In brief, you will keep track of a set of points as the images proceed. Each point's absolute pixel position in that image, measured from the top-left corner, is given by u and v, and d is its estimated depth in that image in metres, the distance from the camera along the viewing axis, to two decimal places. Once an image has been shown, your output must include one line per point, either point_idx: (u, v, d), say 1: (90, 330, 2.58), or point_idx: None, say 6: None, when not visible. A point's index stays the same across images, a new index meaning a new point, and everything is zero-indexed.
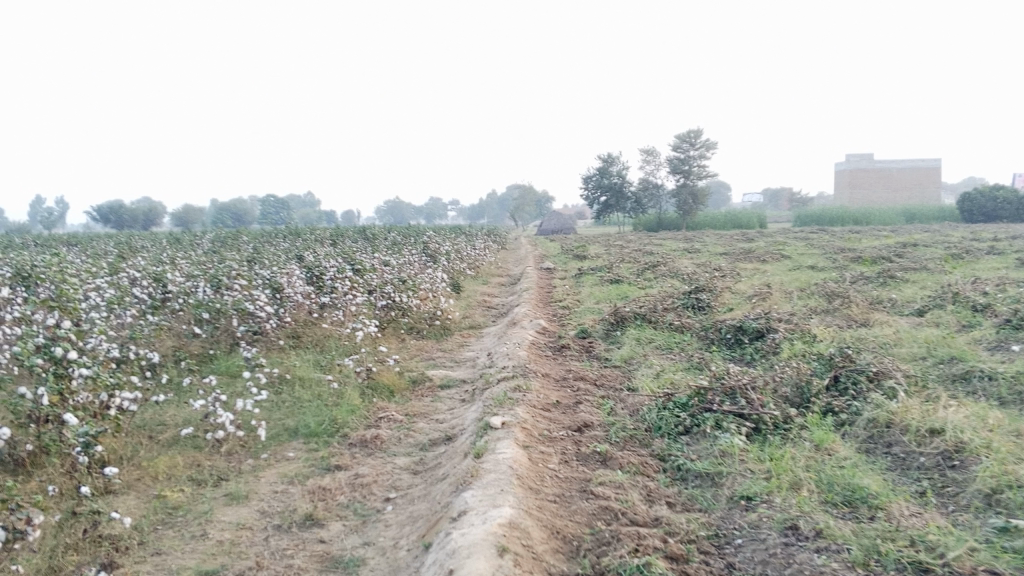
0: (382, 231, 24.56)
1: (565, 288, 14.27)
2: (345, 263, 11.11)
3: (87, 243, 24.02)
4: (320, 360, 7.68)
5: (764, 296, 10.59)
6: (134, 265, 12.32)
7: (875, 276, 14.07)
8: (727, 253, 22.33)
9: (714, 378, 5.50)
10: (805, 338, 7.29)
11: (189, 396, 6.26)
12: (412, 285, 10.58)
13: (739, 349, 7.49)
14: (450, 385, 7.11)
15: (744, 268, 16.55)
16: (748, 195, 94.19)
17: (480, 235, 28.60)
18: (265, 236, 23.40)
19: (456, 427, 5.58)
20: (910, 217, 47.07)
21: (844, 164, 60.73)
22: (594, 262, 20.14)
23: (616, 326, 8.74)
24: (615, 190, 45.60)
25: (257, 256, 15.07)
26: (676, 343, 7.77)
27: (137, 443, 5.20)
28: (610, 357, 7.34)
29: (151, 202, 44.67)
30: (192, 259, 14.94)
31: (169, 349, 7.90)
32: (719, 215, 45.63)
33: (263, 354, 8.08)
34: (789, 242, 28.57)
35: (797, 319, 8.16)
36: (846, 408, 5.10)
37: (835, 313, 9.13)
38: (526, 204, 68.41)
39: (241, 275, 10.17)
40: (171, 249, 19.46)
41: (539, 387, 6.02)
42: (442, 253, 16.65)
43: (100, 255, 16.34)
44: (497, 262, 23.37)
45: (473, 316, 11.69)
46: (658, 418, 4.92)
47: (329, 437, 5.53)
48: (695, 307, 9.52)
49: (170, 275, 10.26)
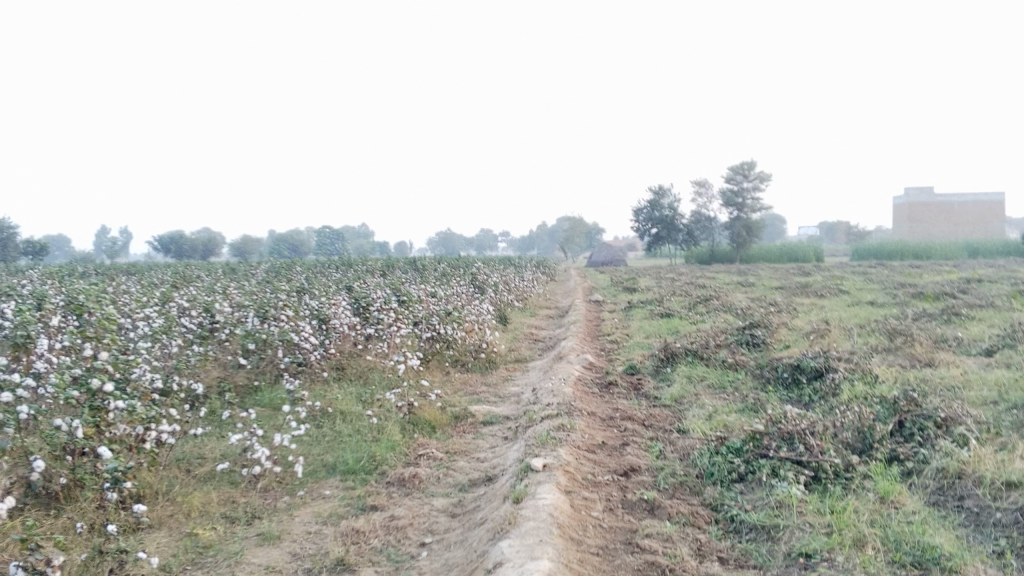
0: (433, 262, 24.64)
1: (614, 321, 14.02)
2: (391, 294, 11.06)
3: (144, 271, 24.57)
4: (363, 393, 7.57)
5: (822, 333, 10.21)
6: (185, 294, 12.46)
7: (938, 312, 13.55)
8: (782, 287, 21.85)
9: (769, 421, 5.22)
10: (867, 379, 6.94)
11: (229, 429, 6.19)
12: (457, 317, 10.46)
13: (797, 389, 7.21)
14: (493, 421, 6.92)
15: (800, 303, 16.12)
16: (803, 229, 92.78)
17: (530, 266, 28.54)
18: (317, 266, 23.66)
19: (497, 467, 5.38)
20: (973, 251, 45.69)
21: (903, 197, 59.43)
22: (644, 294, 19.88)
23: (666, 363, 8.46)
24: (667, 222, 45.25)
25: (307, 286, 15.17)
26: (729, 382, 7.47)
27: (173, 478, 5.12)
28: (660, 395, 7.07)
29: (210, 233, 45.75)
30: (243, 288, 15.07)
31: (214, 379, 7.87)
32: (774, 248, 44.87)
33: (306, 386, 8.00)
34: (846, 276, 27.91)
35: (857, 358, 7.80)
36: (913, 456, 4.78)
37: (897, 352, 8.73)
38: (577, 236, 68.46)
39: (288, 305, 10.18)
40: (225, 279, 19.75)
41: (585, 427, 5.79)
42: (490, 284, 16.56)
43: (156, 284, 16.60)
44: (547, 294, 23.24)
45: (519, 349, 11.50)
46: (711, 464, 4.67)
47: (367, 474, 5.38)
48: (749, 343, 9.20)
49: (219, 304, 10.32)
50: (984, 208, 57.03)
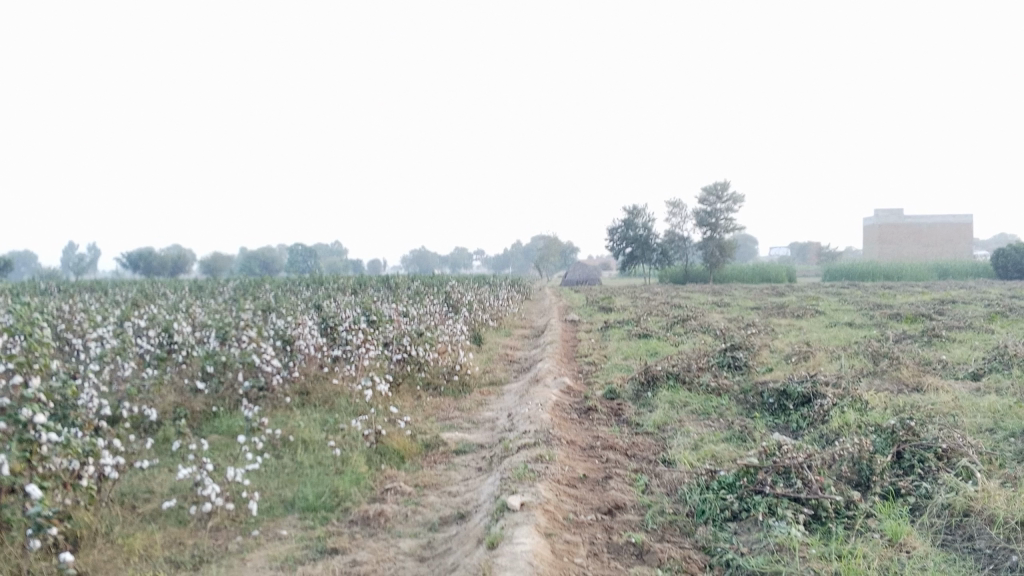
0: (406, 281, 24.24)
1: (591, 342, 13.67)
2: (361, 313, 10.64)
3: (108, 289, 23.96)
4: (327, 420, 7.14)
5: (804, 356, 9.93)
6: (145, 314, 11.95)
7: (918, 334, 13.39)
8: (759, 307, 21.68)
9: (763, 453, 4.89)
10: (857, 406, 6.65)
11: (180, 461, 5.75)
12: (430, 337, 10.05)
13: (783, 416, 6.92)
14: (466, 449, 6.53)
15: (779, 323, 15.90)
16: (774, 249, 93.60)
17: (505, 285, 28.28)
18: (287, 284, 23.15)
19: (471, 503, 4.99)
20: (943, 272, 46.09)
21: (874, 219, 60.01)
22: (620, 314, 19.60)
23: (647, 387, 8.11)
24: (641, 242, 45.24)
25: (274, 306, 14.67)
26: (713, 407, 7.14)
27: (114, 516, 4.68)
28: (642, 422, 6.72)
29: (180, 250, 45.05)
30: (207, 307, 14.59)
31: (169, 404, 7.42)
32: (748, 268, 44.95)
33: (267, 412, 7.56)
34: (820, 296, 27.91)
35: (845, 382, 7.51)
36: (915, 490, 4.47)
37: (884, 376, 8.47)
38: (551, 255, 68.50)
39: (251, 325, 9.73)
40: (190, 297, 19.21)
41: (564, 458, 5.42)
42: (464, 304, 16.18)
43: (117, 302, 16.07)
44: (521, 313, 22.90)
45: (494, 371, 11.11)
46: (702, 501, 4.32)
47: (328, 512, 4.96)
48: (731, 366, 8.91)
49: (178, 324, 9.84)
50: (953, 230, 57.72)
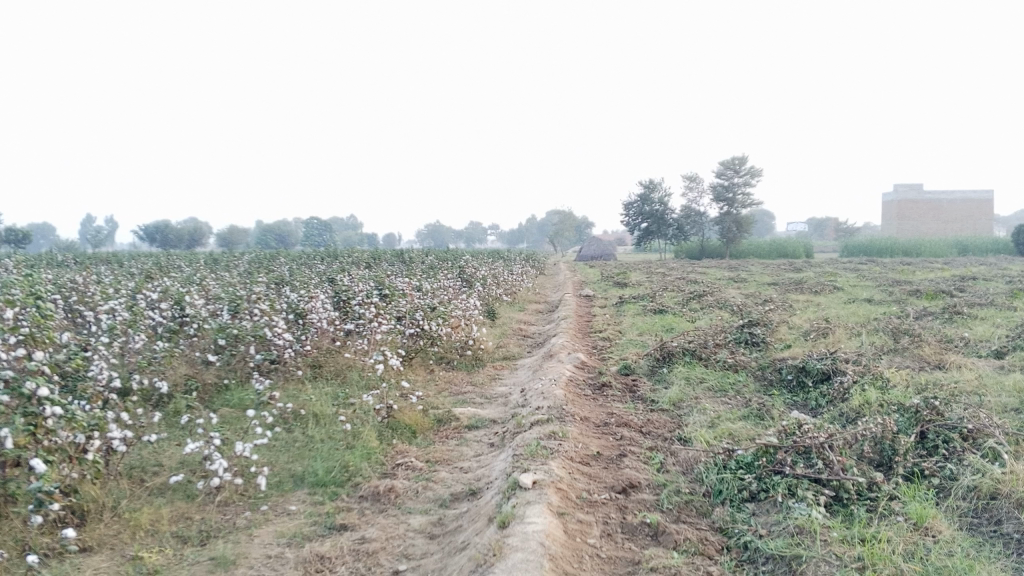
0: (420, 254, 24.18)
1: (606, 317, 13.52)
2: (374, 287, 10.54)
3: (124, 261, 23.95)
4: (339, 394, 7.07)
5: (823, 333, 9.76)
6: (158, 286, 11.92)
7: (939, 310, 13.17)
8: (777, 283, 21.46)
9: (782, 432, 4.77)
10: (878, 384, 6.51)
11: (189, 434, 5.69)
12: (443, 312, 9.95)
13: (802, 393, 6.80)
14: (478, 425, 6.44)
15: (796, 300, 15.70)
16: (791, 225, 92.86)
17: (520, 260, 28.15)
18: (301, 257, 23.10)
19: (483, 479, 4.90)
20: (963, 249, 45.51)
21: (893, 194, 59.29)
22: (635, 289, 19.45)
23: (663, 364, 7.98)
24: (657, 217, 44.86)
25: (287, 279, 14.62)
26: (730, 384, 7.01)
27: (121, 490, 4.63)
28: (657, 399, 6.60)
29: (196, 223, 45.15)
30: (220, 280, 14.55)
31: (181, 377, 7.38)
32: (765, 244, 44.55)
33: (279, 386, 7.49)
34: (839, 273, 27.59)
35: (866, 360, 7.36)
36: (939, 472, 4.34)
37: (905, 354, 8.30)
38: (566, 230, 68.28)
39: (263, 298, 9.65)
40: (204, 270, 19.20)
41: (578, 435, 5.32)
42: (478, 278, 16.08)
43: (132, 274, 16.05)
44: (535, 288, 22.79)
45: (507, 346, 11.01)
46: (719, 481, 4.21)
47: (337, 487, 4.89)
48: (748, 342, 8.77)
49: (191, 297, 9.78)
50: (973, 206, 56.95)
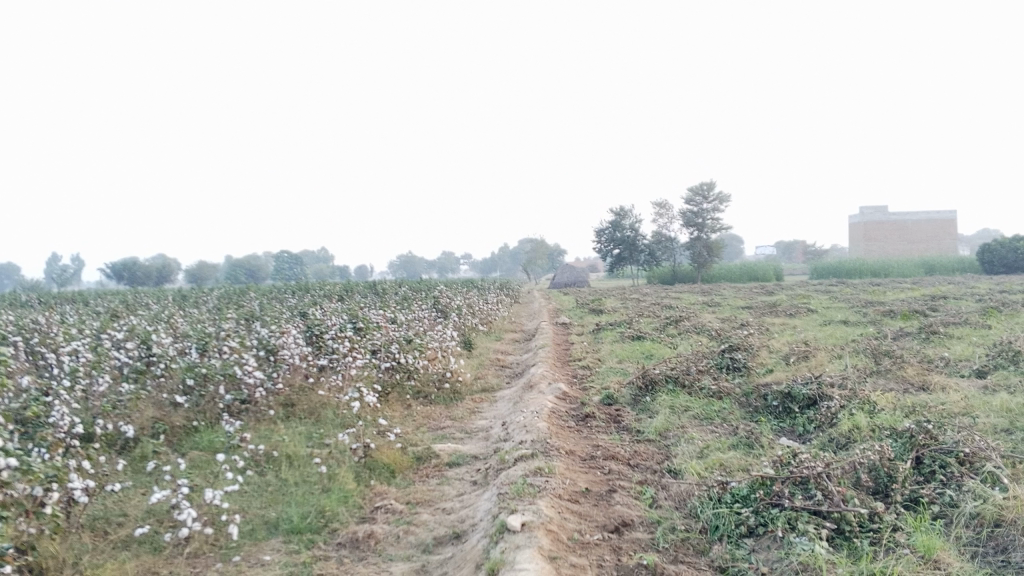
0: (393, 286, 23.92)
1: (583, 345, 13.34)
2: (347, 320, 10.29)
3: (89, 300, 23.41)
4: (313, 434, 6.82)
5: (804, 356, 9.65)
6: (123, 325, 11.57)
7: (916, 330, 13.17)
8: (751, 307, 21.45)
9: (776, 462, 4.61)
10: (866, 408, 6.39)
11: (155, 481, 5.42)
12: (419, 344, 9.72)
13: (789, 420, 6.67)
14: (459, 461, 6.22)
15: (773, 323, 15.66)
16: (760, 249, 93.78)
17: (493, 289, 27.99)
18: (272, 292, 22.74)
19: (467, 521, 4.68)
20: (930, 269, 46.10)
21: (859, 216, 60.08)
22: (611, 316, 19.34)
23: (645, 392, 7.81)
24: (628, 243, 45.07)
25: (258, 314, 14.31)
26: (716, 412, 6.86)
27: (82, 545, 4.35)
28: (643, 429, 6.43)
29: (164, 259, 44.52)
30: (189, 318, 14.21)
31: (147, 420, 7.09)
32: (736, 268, 44.82)
33: (250, 426, 7.22)
34: (811, 294, 27.74)
35: (850, 383, 7.24)
36: (939, 498, 4.20)
37: (888, 375, 8.21)
38: (538, 258, 68.34)
39: (232, 335, 9.37)
40: (172, 307, 18.79)
41: (564, 470, 5.12)
42: (453, 308, 15.86)
43: (96, 313, 15.63)
44: (510, 317, 22.60)
45: (485, 377, 10.79)
46: (715, 517, 4.04)
47: (314, 534, 4.65)
48: (730, 367, 8.65)
49: (158, 335, 9.48)
50: (937, 226, 57.84)
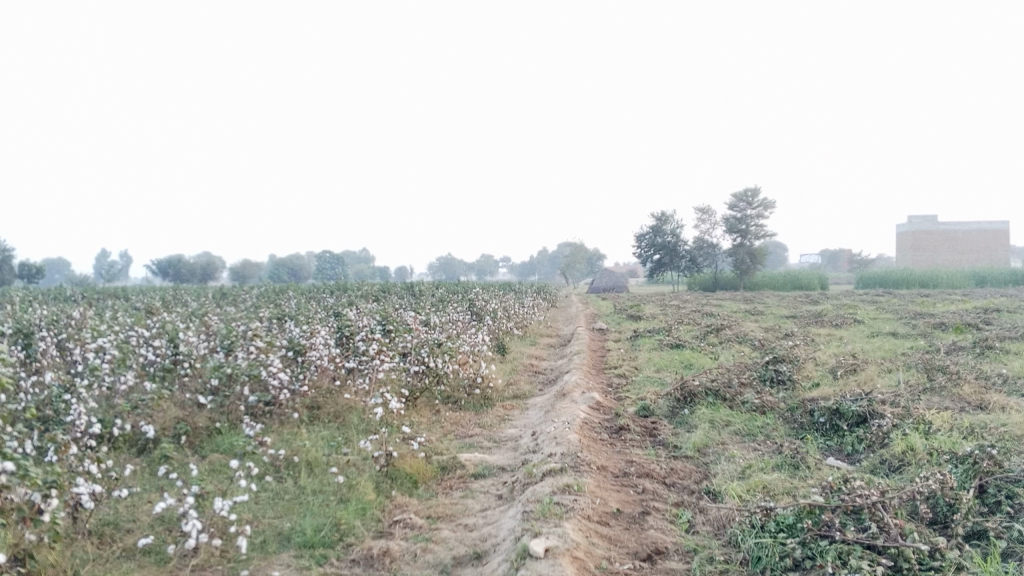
0: (430, 287, 23.77)
1: (620, 352, 12.96)
2: (379, 321, 10.07)
3: (131, 296, 23.62)
4: (336, 439, 6.61)
5: (851, 370, 9.18)
6: (155, 321, 11.51)
7: (970, 345, 12.56)
8: (795, 316, 20.88)
9: (825, 488, 4.25)
10: (921, 429, 5.98)
11: (167, 486, 5.24)
12: (450, 347, 9.45)
13: (837, 438, 6.29)
14: (486, 473, 5.94)
15: (818, 333, 15.13)
16: (804, 258, 92.22)
17: (532, 293, 27.73)
18: (310, 291, 22.73)
19: (489, 540, 4.41)
20: (980, 281, 44.75)
21: (907, 226, 58.67)
22: (649, 323, 18.95)
23: (684, 405, 7.45)
24: (669, 248, 44.48)
25: (291, 313, 14.18)
26: (759, 429, 6.50)
27: (86, 553, 4.17)
28: (680, 445, 6.10)
29: (208, 257, 45.10)
30: (223, 316, 14.14)
31: (169, 420, 6.94)
32: (779, 276, 43.96)
33: (272, 430, 7.02)
34: (857, 305, 27.01)
35: (903, 400, 6.81)
36: (1007, 533, 3.78)
37: (943, 393, 7.74)
38: (577, 263, 67.93)
39: (260, 335, 9.21)
40: (209, 304, 18.82)
41: (595, 487, 4.82)
42: (488, 312, 15.61)
43: (133, 309, 15.68)
44: (547, 322, 22.31)
45: (518, 383, 10.50)
46: (758, 546, 3.70)
47: (327, 549, 4.40)
48: (774, 381, 8.26)
49: (186, 332, 9.36)
50: (989, 237, 56.21)
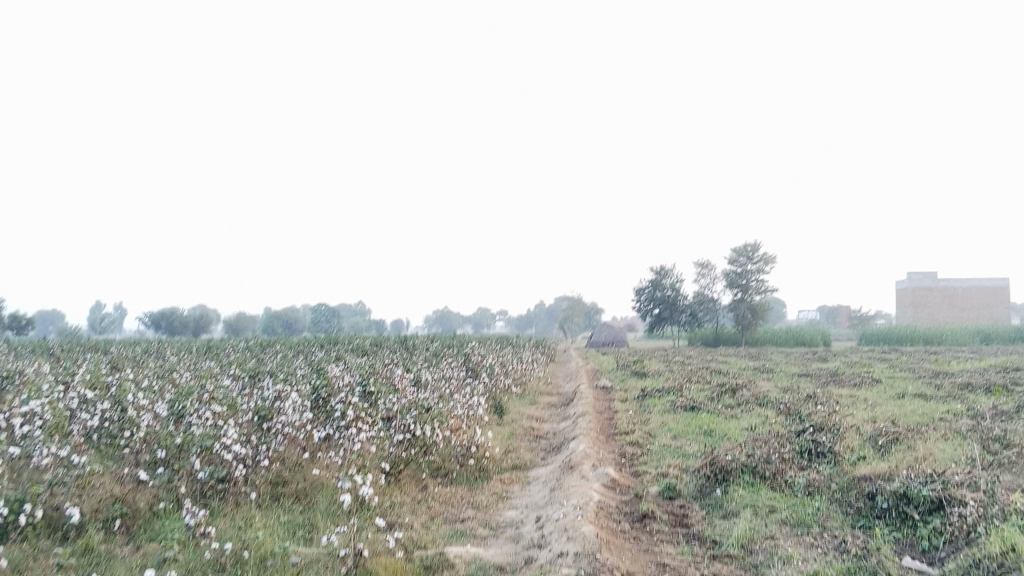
0: (422, 341, 22.59)
1: (628, 415, 11.80)
2: (361, 380, 8.94)
3: (108, 348, 22.45)
4: (297, 531, 5.48)
5: (895, 440, 8.05)
6: (114, 378, 10.33)
7: (1011, 408, 11.37)
8: (807, 375, 19.70)
9: None
10: (1017, 522, 4.85)
11: None
12: (440, 411, 8.31)
13: (908, 530, 5.17)
14: (480, 572, 4.80)
15: (840, 395, 13.95)
16: (803, 313, 91.10)
17: (529, 347, 26.61)
18: (298, 345, 21.60)
19: None
20: (984, 337, 43.65)
21: (906, 283, 57.85)
22: (656, 380, 17.79)
23: (715, 484, 6.33)
24: (668, 303, 43.54)
25: (268, 369, 12.97)
26: (811, 517, 5.41)
27: None
28: (720, 540, 5.01)
29: (203, 310, 44.35)
30: (196, 372, 12.97)
31: (104, 502, 5.81)
32: (782, 331, 42.96)
33: (225, 514, 5.90)
34: (868, 363, 25.83)
35: (982, 481, 5.67)
36: None
37: (1015, 470, 6.59)
38: (575, 317, 67.02)
39: (222, 396, 8.06)
40: (187, 358, 17.61)
41: None
42: (483, 368, 14.46)
43: (99, 364, 14.48)
44: (546, 378, 21.16)
45: (517, 451, 9.33)
46: None
47: None
48: (813, 454, 7.15)
49: (138, 392, 8.23)
50: (990, 294, 55.33)
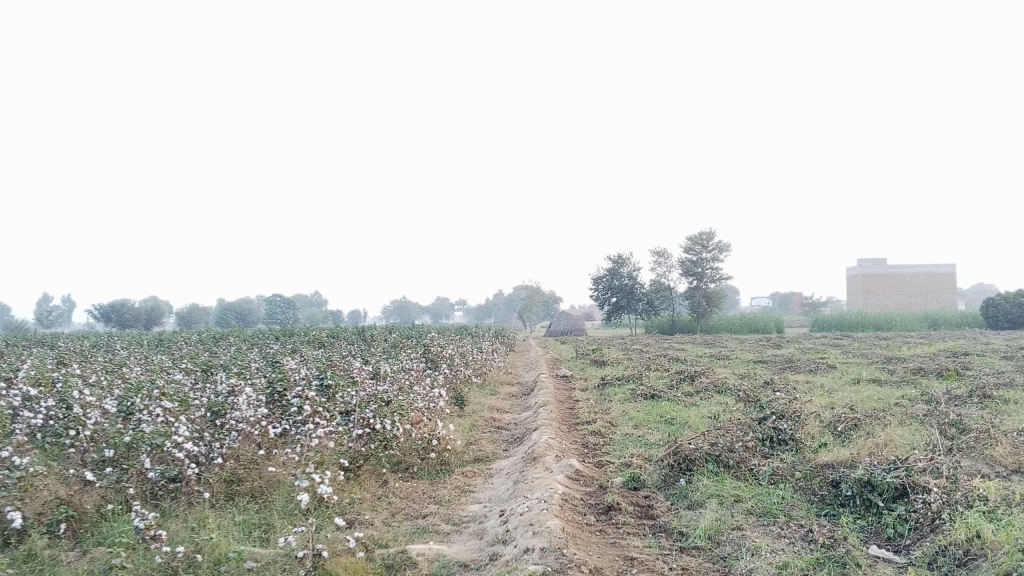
0: (381, 332, 22.33)
1: (589, 404, 11.75)
2: (319, 373, 8.73)
3: (54, 343, 21.78)
4: (253, 532, 5.29)
5: (855, 427, 8.09)
6: (60, 374, 9.96)
7: (964, 392, 11.57)
8: (765, 362, 19.89)
9: None
10: (980, 508, 4.86)
11: None
12: (400, 404, 8.15)
13: (873, 517, 5.16)
14: (443, 570, 4.67)
15: (797, 381, 14.07)
16: (758, 300, 92.35)
17: (489, 337, 26.47)
18: (253, 337, 21.19)
19: None
20: (933, 323, 44.63)
21: (857, 270, 58.90)
22: (615, 368, 17.80)
23: (679, 474, 6.28)
24: (626, 291, 43.77)
25: (221, 362, 12.65)
26: (777, 507, 5.38)
27: None
28: (687, 532, 4.95)
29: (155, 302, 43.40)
30: (146, 367, 12.61)
31: (48, 505, 5.55)
32: (737, 319, 43.44)
33: (177, 514, 5.69)
34: (822, 349, 26.20)
35: (943, 467, 5.69)
36: None
37: (973, 455, 6.65)
38: (534, 306, 67.03)
39: (173, 391, 7.79)
40: (138, 352, 17.14)
41: None
42: (443, 358, 14.31)
43: (44, 359, 13.99)
44: (506, 367, 21.06)
45: (478, 443, 9.21)
46: None
47: None
48: (775, 442, 7.15)
49: (85, 388, 7.91)
50: (937, 280, 56.63)
